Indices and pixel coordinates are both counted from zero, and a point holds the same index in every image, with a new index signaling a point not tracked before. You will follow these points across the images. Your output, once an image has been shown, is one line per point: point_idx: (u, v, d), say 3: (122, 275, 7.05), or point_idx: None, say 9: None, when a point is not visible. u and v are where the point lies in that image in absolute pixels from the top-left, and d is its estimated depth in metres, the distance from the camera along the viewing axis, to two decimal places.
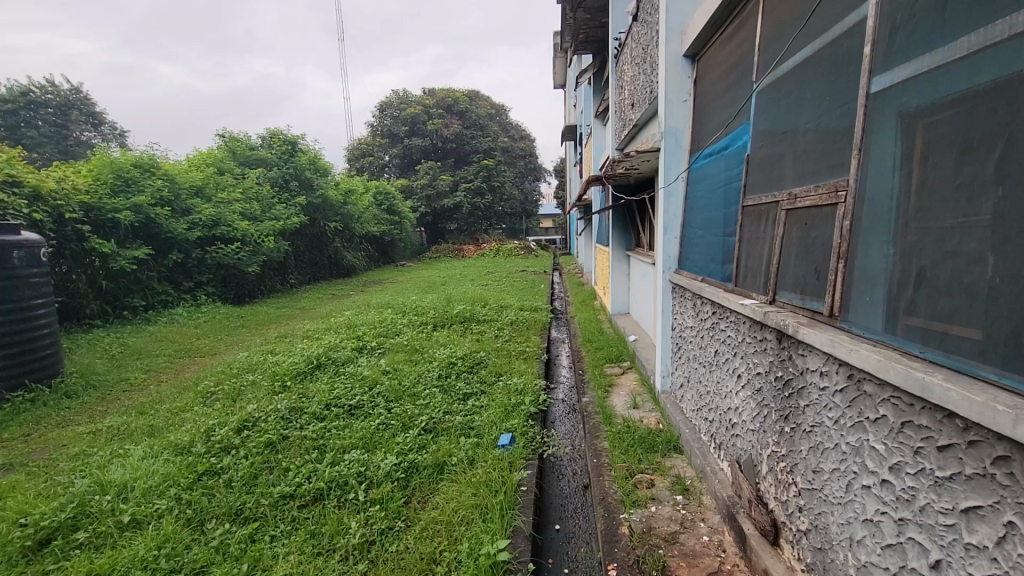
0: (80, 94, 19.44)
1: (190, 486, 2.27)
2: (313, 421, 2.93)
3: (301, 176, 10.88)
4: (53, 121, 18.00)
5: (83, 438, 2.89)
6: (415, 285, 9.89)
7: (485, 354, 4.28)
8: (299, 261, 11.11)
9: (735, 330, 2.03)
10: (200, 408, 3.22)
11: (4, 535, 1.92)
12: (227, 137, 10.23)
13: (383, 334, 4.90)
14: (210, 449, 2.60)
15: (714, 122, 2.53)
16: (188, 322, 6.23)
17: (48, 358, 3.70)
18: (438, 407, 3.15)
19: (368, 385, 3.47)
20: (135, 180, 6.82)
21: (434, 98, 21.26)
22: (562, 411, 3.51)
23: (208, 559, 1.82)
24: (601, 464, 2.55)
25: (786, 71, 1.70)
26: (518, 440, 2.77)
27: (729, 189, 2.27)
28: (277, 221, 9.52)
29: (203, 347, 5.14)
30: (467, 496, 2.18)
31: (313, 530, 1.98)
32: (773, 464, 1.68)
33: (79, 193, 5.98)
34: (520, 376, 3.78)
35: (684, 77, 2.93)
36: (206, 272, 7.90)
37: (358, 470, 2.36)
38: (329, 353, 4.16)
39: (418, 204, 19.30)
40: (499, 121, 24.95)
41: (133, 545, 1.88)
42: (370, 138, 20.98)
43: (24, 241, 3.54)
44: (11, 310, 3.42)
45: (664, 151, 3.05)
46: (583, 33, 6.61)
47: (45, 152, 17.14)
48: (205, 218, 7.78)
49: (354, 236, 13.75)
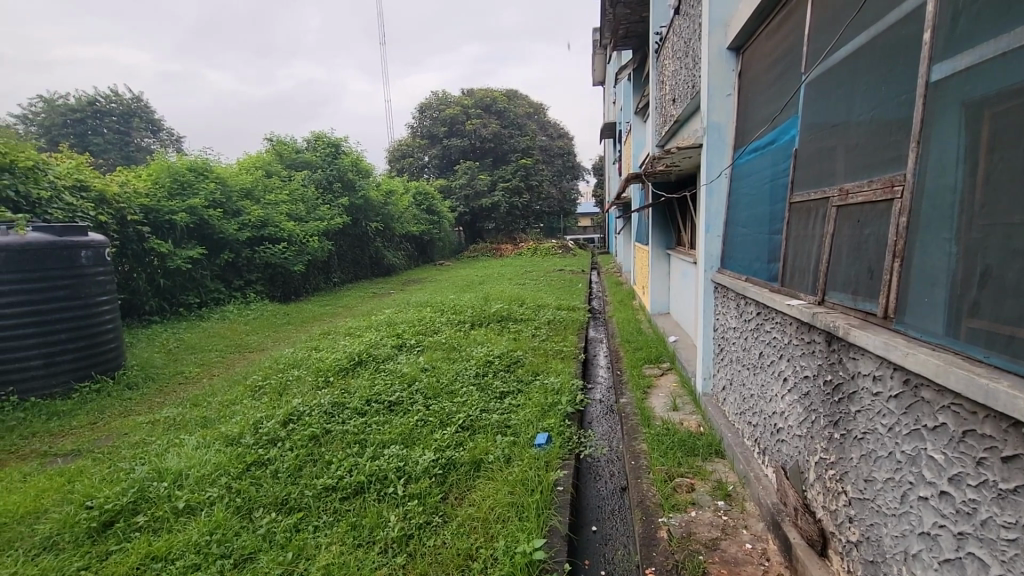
0: (142, 104, 20.69)
1: (239, 475, 2.38)
2: (354, 416, 3.02)
3: (344, 177, 11.18)
4: (117, 128, 19.22)
5: (142, 428, 3.07)
6: (453, 284, 10.02)
7: (522, 353, 4.28)
8: (342, 261, 11.43)
9: (781, 331, 1.97)
10: (249, 401, 3.38)
11: (73, 516, 2.06)
12: (275, 141, 10.62)
13: (421, 332, 4.97)
14: (258, 440, 2.71)
15: (760, 115, 2.44)
16: (239, 319, 6.52)
17: (111, 351, 3.95)
18: (476, 405, 3.18)
19: (408, 382, 3.54)
20: (190, 183, 7.20)
21: (472, 98, 21.43)
22: (599, 412, 3.48)
23: (255, 547, 1.89)
24: (639, 466, 2.51)
25: (837, 62, 1.63)
26: (554, 439, 2.76)
27: (775, 184, 2.18)
28: (321, 221, 9.82)
29: (252, 342, 5.36)
30: (504, 494, 2.20)
31: (354, 522, 2.03)
32: (821, 471, 1.61)
33: (140, 196, 6.37)
34: (556, 376, 3.77)
35: (728, 70, 2.84)
36: (255, 271, 8.26)
37: (396, 465, 2.41)
38: (370, 350, 4.26)
39: (457, 204, 19.54)
40: (537, 121, 24.92)
41: (187, 530, 1.98)
42: (410, 140, 21.37)
43: (91, 242, 3.79)
44: (77, 307, 3.66)
45: (706, 147, 2.97)
46: (623, 29, 6.52)
47: (110, 158, 18.41)
48: (253, 219, 8.13)
49: (393, 236, 14.03)
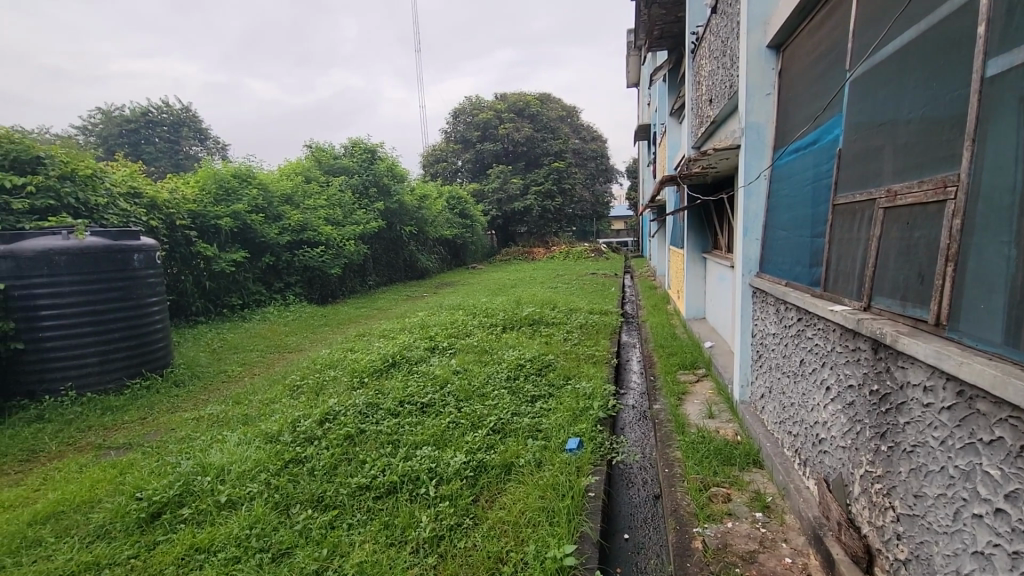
0: (190, 114, 21.66)
1: (277, 472, 2.45)
2: (387, 416, 3.07)
3: (379, 182, 11.40)
4: (167, 137, 20.19)
5: (187, 424, 3.20)
6: (485, 287, 10.07)
7: (553, 356, 4.27)
8: (377, 264, 11.66)
9: (824, 338, 1.89)
10: (288, 400, 3.47)
11: (124, 506, 2.17)
12: (314, 147, 10.95)
13: (453, 335, 5.01)
14: (295, 438, 2.79)
15: (801, 115, 2.37)
16: (279, 320, 6.73)
17: (160, 350, 4.14)
18: (507, 408, 3.18)
19: (440, 384, 3.57)
20: (234, 189, 7.50)
21: (506, 103, 21.56)
22: (632, 418, 3.44)
23: (292, 542, 1.95)
24: (673, 475, 2.45)
25: (884, 58, 1.57)
26: (586, 444, 2.73)
27: (818, 186, 2.11)
28: (357, 225, 10.05)
29: (291, 343, 5.52)
30: (535, 498, 2.19)
31: (387, 521, 2.06)
32: (866, 485, 1.54)
33: (188, 202, 6.69)
34: (588, 380, 3.73)
35: (768, 69, 2.77)
36: (294, 274, 8.52)
37: (428, 466, 2.43)
38: (404, 352, 4.32)
39: (490, 208, 19.68)
40: (570, 124, 24.89)
41: (229, 524, 2.05)
42: (443, 145, 21.67)
43: (143, 246, 3.99)
44: (130, 308, 3.86)
45: (744, 148, 2.89)
46: (658, 29, 6.43)
47: (161, 166, 19.38)
48: (293, 224, 8.39)
49: (427, 240, 14.22)
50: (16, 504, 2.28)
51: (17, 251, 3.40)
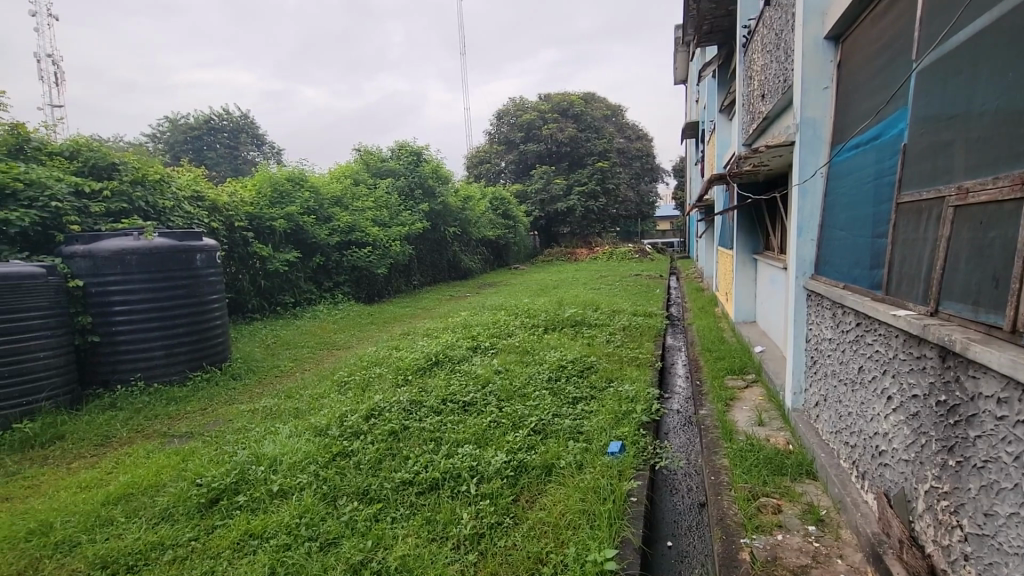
0: (249, 121, 22.78)
1: (326, 464, 2.54)
2: (431, 414, 3.13)
3: (425, 184, 11.62)
4: (227, 143, 21.30)
5: (243, 415, 3.37)
6: (528, 288, 10.10)
7: (596, 358, 4.23)
8: (421, 264, 11.88)
9: (885, 344, 1.79)
10: (336, 395, 3.59)
11: (186, 491, 2.31)
12: (363, 151, 11.28)
13: (495, 334, 5.04)
14: (343, 432, 2.88)
15: (862, 109, 2.24)
16: (329, 318, 6.97)
17: (219, 344, 4.37)
18: (548, 409, 3.17)
19: (482, 383, 3.61)
20: (288, 192, 7.84)
21: (550, 103, 21.52)
22: (676, 424, 3.36)
23: (339, 532, 2.01)
24: (719, 483, 2.38)
25: (953, 48, 1.47)
26: (628, 448, 2.68)
27: (879, 184, 2.00)
28: (402, 227, 10.28)
29: (340, 341, 5.71)
30: (575, 500, 2.17)
31: (429, 517, 2.10)
32: (931, 502, 1.44)
33: (245, 205, 7.04)
34: (631, 383, 3.67)
35: (826, 61, 2.64)
36: (343, 273, 8.80)
37: (470, 464, 2.46)
38: (447, 351, 4.39)
39: (533, 209, 19.70)
40: (614, 123, 24.58)
41: (281, 512, 2.15)
42: (487, 146, 21.87)
43: (205, 246, 4.23)
44: (193, 304, 4.10)
45: (799, 145, 2.77)
46: (707, 24, 6.25)
47: (221, 171, 20.48)
48: (342, 225, 8.67)
49: (470, 240, 14.38)
50: (92, 485, 2.47)
51: (95, 251, 3.69)
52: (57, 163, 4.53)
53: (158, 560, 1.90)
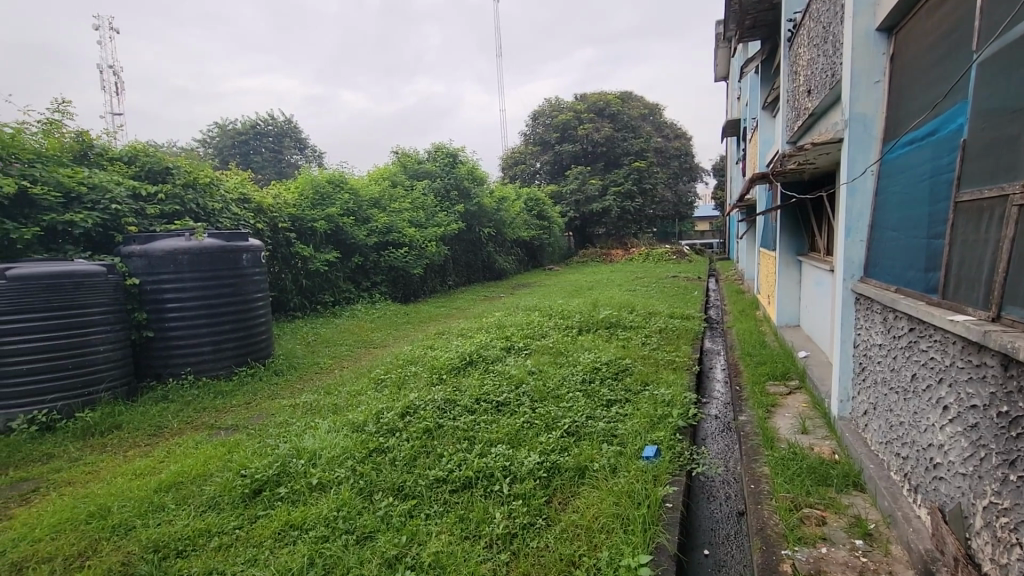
0: (292, 125, 23.56)
1: (363, 459, 2.60)
2: (464, 413, 3.15)
3: (460, 185, 11.73)
4: (272, 147, 22.10)
5: (285, 410, 3.48)
6: (562, 289, 10.07)
7: (631, 361, 4.17)
8: (456, 264, 11.99)
9: (940, 352, 1.70)
10: (372, 393, 3.68)
11: (231, 481, 2.41)
12: (401, 153, 11.49)
13: (529, 335, 5.04)
14: (379, 429, 2.94)
15: (916, 103, 2.14)
16: (366, 317, 7.13)
17: (263, 341, 4.54)
18: (582, 411, 3.15)
19: (515, 383, 3.62)
20: (328, 194, 8.07)
21: (586, 103, 21.37)
22: (715, 429, 3.28)
23: (375, 527, 2.05)
24: (760, 491, 2.30)
25: (1017, 37, 1.38)
26: (664, 453, 2.63)
27: (936, 181, 1.89)
28: (438, 227, 10.41)
29: (377, 339, 5.83)
30: (609, 504, 2.14)
31: (462, 515, 2.12)
32: (991, 518, 1.36)
33: (289, 207, 7.28)
34: (668, 387, 3.60)
35: (878, 54, 2.53)
36: (380, 273, 8.99)
37: (503, 464, 2.47)
38: (480, 351, 4.42)
39: (567, 209, 19.60)
40: (652, 122, 24.19)
41: (319, 505, 2.21)
42: (523, 147, 21.89)
43: (251, 247, 4.39)
44: (239, 302, 4.26)
45: (848, 142, 2.65)
46: (750, 19, 6.07)
47: (266, 173, 21.25)
48: (380, 226, 8.86)
49: (505, 241, 14.43)
50: (146, 472, 2.61)
51: (150, 250, 3.90)
52: (117, 168, 4.81)
53: (205, 546, 1.98)
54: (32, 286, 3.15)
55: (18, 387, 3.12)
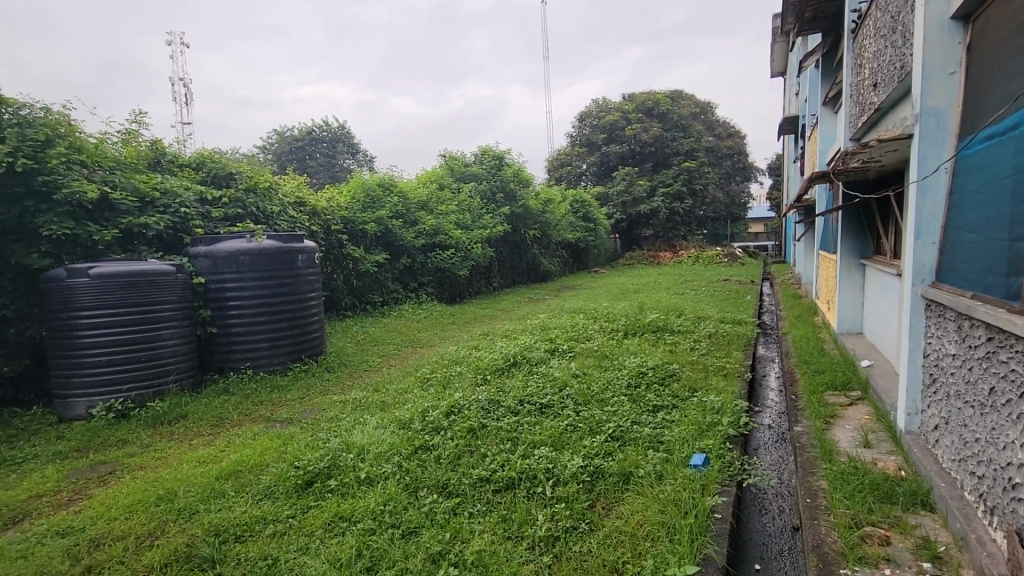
0: (345, 131, 24.41)
1: (408, 456, 2.66)
2: (508, 414, 3.17)
3: (506, 188, 11.81)
4: (326, 152, 22.99)
5: (336, 405, 3.62)
6: (608, 291, 9.95)
7: (679, 366, 4.07)
8: (501, 266, 12.07)
9: (1023, 364, 1.56)
10: (419, 391, 3.76)
11: (286, 472, 2.52)
12: (448, 156, 11.69)
13: (574, 338, 5.01)
14: (425, 427, 3.00)
15: (996, 95, 1.98)
16: (413, 317, 7.31)
17: (316, 338, 4.72)
18: (627, 416, 3.09)
19: (559, 385, 3.60)
20: (379, 198, 8.33)
21: (634, 103, 21.03)
22: (768, 440, 3.15)
23: (419, 522, 2.09)
24: (816, 506, 2.19)
25: None
26: (712, 461, 2.54)
27: (1018, 179, 1.75)
28: (484, 229, 10.51)
29: (423, 339, 5.95)
30: (654, 512, 2.10)
31: (505, 516, 2.13)
32: None
33: (341, 210, 7.56)
34: (717, 394, 3.49)
35: (953, 44, 2.36)
36: (427, 275, 9.17)
37: (546, 466, 2.47)
38: (525, 352, 4.43)
39: (614, 211, 19.35)
40: (703, 121, 23.54)
41: (367, 498, 2.28)
42: (569, 149, 21.79)
43: (306, 248, 4.58)
44: (295, 301, 4.45)
45: (919, 138, 2.49)
46: (810, 10, 5.81)
47: (320, 177, 22.10)
48: (427, 228, 9.05)
49: (550, 243, 14.39)
50: (208, 461, 2.77)
51: (215, 251, 4.15)
52: (186, 174, 5.15)
53: (261, 533, 2.08)
54: (110, 284, 3.42)
55: (97, 376, 3.40)
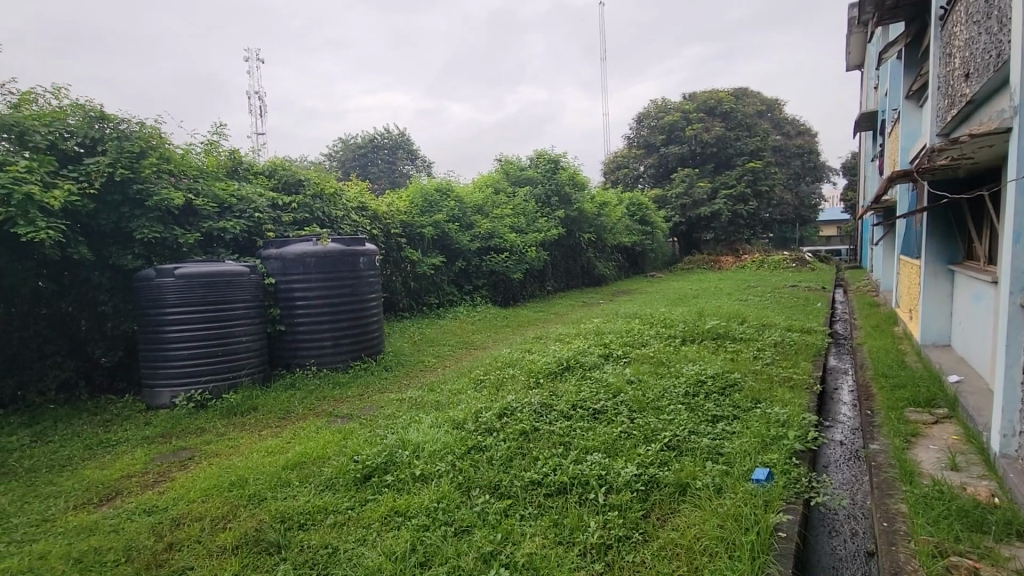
0: (405, 138, 25.23)
1: (462, 456, 2.70)
2: (561, 418, 3.15)
3: (561, 191, 11.77)
4: (387, 159, 23.85)
5: (393, 404, 3.73)
6: (665, 297, 9.68)
7: (740, 375, 3.89)
8: (556, 270, 12.04)
9: None
10: (473, 392, 3.81)
11: (346, 465, 2.63)
12: (504, 161, 11.82)
13: (629, 344, 4.91)
14: (478, 428, 3.04)
15: None
16: (468, 319, 7.43)
17: (376, 338, 4.89)
18: (684, 425, 3.00)
19: (613, 391, 3.54)
20: (436, 202, 8.55)
21: (695, 102, 20.42)
22: (840, 458, 2.95)
23: (471, 522, 2.12)
24: (893, 531, 2.03)
25: None
26: (776, 477, 2.41)
27: None
28: (538, 233, 10.53)
29: (477, 341, 6.03)
30: (712, 526, 2.02)
31: (556, 520, 2.12)
32: None
33: (401, 214, 7.81)
34: (783, 406, 3.31)
35: None
36: (482, 278, 9.28)
37: (599, 473, 2.43)
38: (578, 356, 4.39)
39: (672, 214, 18.85)
40: (769, 120, 22.52)
41: (422, 495, 2.33)
42: (626, 151, 21.43)
43: (367, 251, 4.75)
44: (356, 302, 4.63)
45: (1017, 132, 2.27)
46: None
47: (381, 183, 22.92)
48: (482, 231, 9.19)
49: (605, 246, 14.20)
50: (275, 451, 2.93)
51: (285, 254, 4.40)
52: (261, 181, 5.51)
53: (322, 522, 2.18)
54: (192, 283, 3.70)
55: (179, 367, 3.69)
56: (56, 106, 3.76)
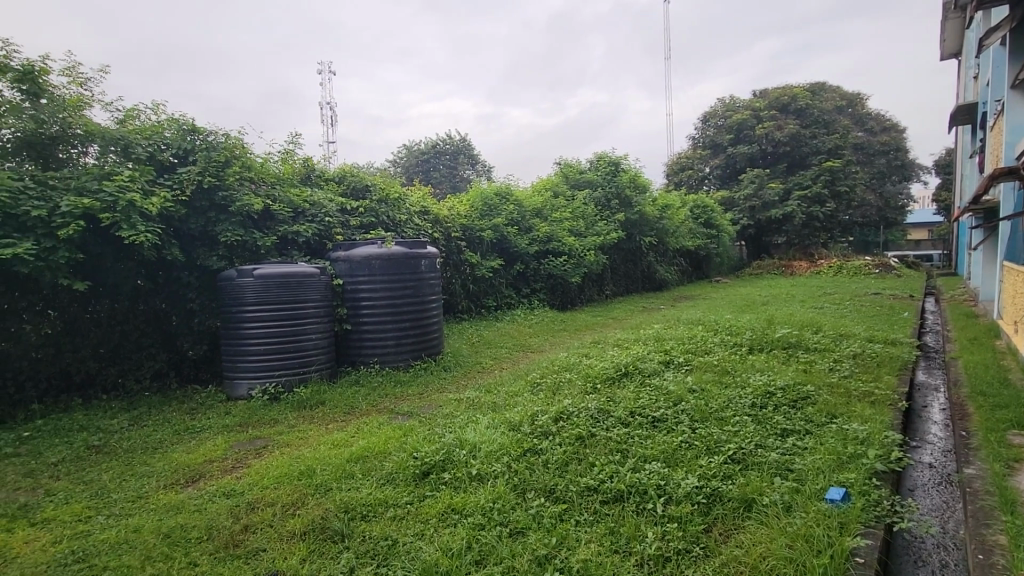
0: (466, 143, 25.74)
1: (518, 458, 2.71)
2: (618, 425, 3.09)
3: (622, 194, 11.58)
4: (448, 164, 24.41)
5: (451, 403, 3.80)
6: (731, 303, 9.26)
7: (814, 388, 3.66)
8: (615, 274, 11.84)
9: None
10: (529, 395, 3.82)
11: (405, 462, 2.71)
12: (564, 164, 11.79)
13: (691, 351, 4.74)
14: (534, 431, 3.04)
15: None
16: (526, 322, 7.46)
17: (436, 339, 5.00)
18: (750, 438, 2.85)
19: (674, 400, 3.44)
20: (495, 206, 8.68)
21: (766, 100, 19.48)
22: (928, 481, 2.69)
23: (526, 524, 2.13)
24: (990, 565, 1.84)
25: None
26: (853, 498, 2.24)
27: None
28: (598, 237, 10.40)
29: (534, 344, 6.04)
30: (780, 545, 1.91)
31: (612, 528, 2.08)
32: None
33: (461, 218, 7.98)
34: (861, 422, 3.08)
35: None
36: (540, 281, 9.29)
37: (658, 483, 2.36)
38: (637, 362, 4.30)
39: (740, 216, 18.03)
40: (848, 116, 21.10)
41: (478, 494, 2.36)
42: (690, 152, 20.76)
43: (429, 254, 4.87)
44: (418, 303, 4.76)
45: None
46: None
47: (443, 187, 23.47)
48: (541, 235, 9.22)
49: (667, 250, 13.80)
50: (340, 444, 3.07)
51: (352, 257, 4.60)
52: (331, 187, 5.81)
53: (382, 514, 2.26)
54: (269, 283, 3.96)
55: (257, 361, 3.96)
56: (155, 120, 4.19)
